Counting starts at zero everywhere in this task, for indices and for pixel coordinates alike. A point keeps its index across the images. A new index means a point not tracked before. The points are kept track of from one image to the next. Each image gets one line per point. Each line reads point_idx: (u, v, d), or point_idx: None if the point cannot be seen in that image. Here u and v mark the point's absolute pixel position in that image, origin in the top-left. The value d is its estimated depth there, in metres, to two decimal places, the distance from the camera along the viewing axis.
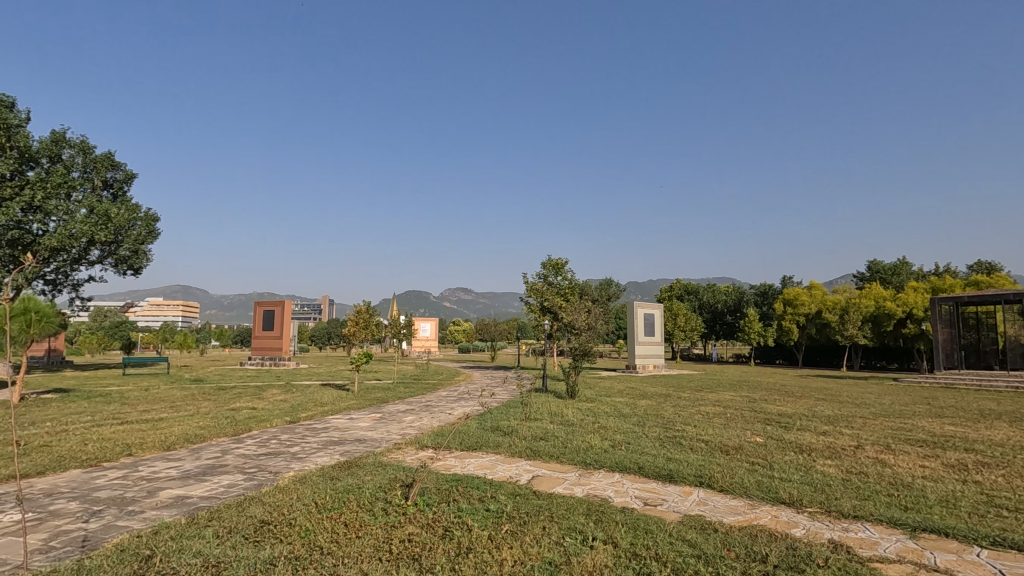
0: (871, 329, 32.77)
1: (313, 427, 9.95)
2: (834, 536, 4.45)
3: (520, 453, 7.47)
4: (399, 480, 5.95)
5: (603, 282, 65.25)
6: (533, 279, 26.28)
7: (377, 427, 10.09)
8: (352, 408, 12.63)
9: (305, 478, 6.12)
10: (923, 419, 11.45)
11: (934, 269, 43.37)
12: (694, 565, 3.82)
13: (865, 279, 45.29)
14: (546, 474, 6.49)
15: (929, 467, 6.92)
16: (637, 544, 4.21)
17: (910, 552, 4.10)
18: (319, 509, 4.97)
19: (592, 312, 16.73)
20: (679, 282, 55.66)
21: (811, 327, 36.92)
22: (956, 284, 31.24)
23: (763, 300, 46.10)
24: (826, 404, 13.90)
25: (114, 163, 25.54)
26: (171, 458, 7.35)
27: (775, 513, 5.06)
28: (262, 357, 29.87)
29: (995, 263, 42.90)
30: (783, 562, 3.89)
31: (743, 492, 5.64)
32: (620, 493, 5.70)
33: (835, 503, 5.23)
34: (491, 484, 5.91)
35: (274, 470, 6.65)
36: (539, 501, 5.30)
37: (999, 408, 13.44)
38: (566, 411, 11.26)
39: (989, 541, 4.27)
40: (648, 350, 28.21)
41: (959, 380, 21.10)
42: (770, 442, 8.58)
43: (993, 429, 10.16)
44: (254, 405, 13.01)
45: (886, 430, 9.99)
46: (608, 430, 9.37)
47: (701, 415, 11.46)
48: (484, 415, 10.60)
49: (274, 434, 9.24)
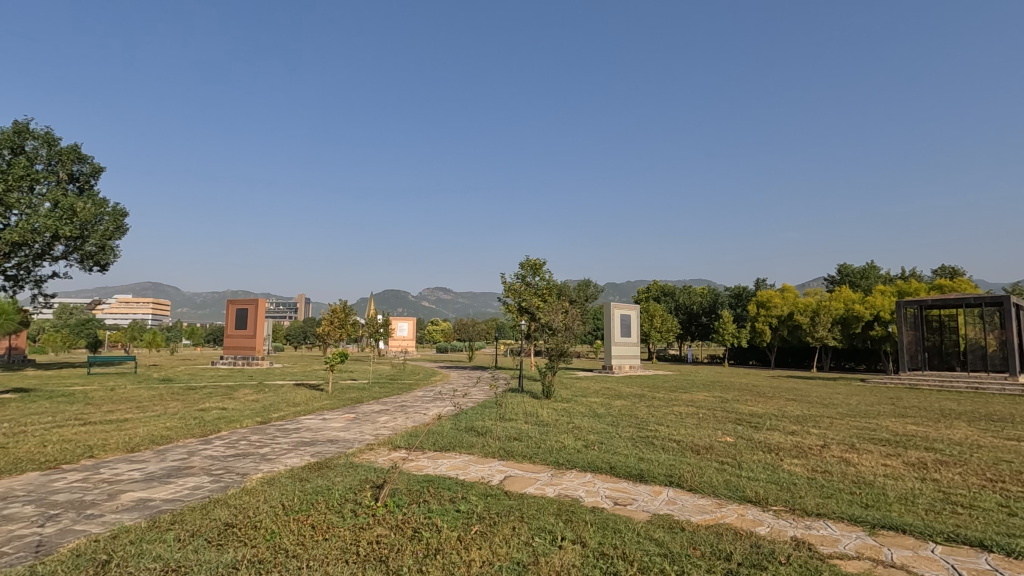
0: (841, 331, 33.59)
1: (285, 428, 9.80)
2: (797, 533, 4.54)
3: (493, 453, 7.47)
4: (369, 481, 5.89)
5: (582, 283, 65.73)
6: (511, 279, 26.29)
7: (350, 427, 9.98)
8: (325, 408, 12.49)
9: (274, 480, 6.02)
10: (888, 419, 11.78)
11: (900, 273, 44.61)
12: (661, 564, 3.87)
13: (836, 282, 46.39)
14: (519, 474, 6.51)
15: (891, 466, 7.11)
16: (606, 544, 4.24)
17: (868, 549, 4.21)
18: (285, 512, 4.89)
19: (569, 312, 16.78)
20: (656, 283, 56.33)
21: (783, 329, 37.69)
22: (922, 287, 32.20)
23: (737, 301, 46.87)
24: (795, 404, 14.18)
25: (81, 155, 24.77)
26: (135, 460, 7.17)
27: (742, 511, 5.16)
28: (235, 356, 29.28)
29: (957, 267, 44.33)
30: (747, 560, 3.95)
31: (711, 492, 5.72)
32: (591, 493, 5.74)
33: (798, 501, 5.35)
34: (463, 484, 5.89)
35: (242, 472, 6.53)
36: (510, 501, 5.31)
37: (959, 408, 13.92)
38: (541, 411, 11.30)
39: (944, 537, 4.42)
40: (625, 351, 28.47)
41: (923, 381, 21.80)
42: (740, 442, 8.72)
43: (952, 428, 10.51)
44: (225, 405, 12.75)
45: (852, 430, 10.23)
46: (582, 430, 9.42)
47: (674, 416, 11.61)
48: (458, 416, 10.58)
49: (243, 435, 9.07)
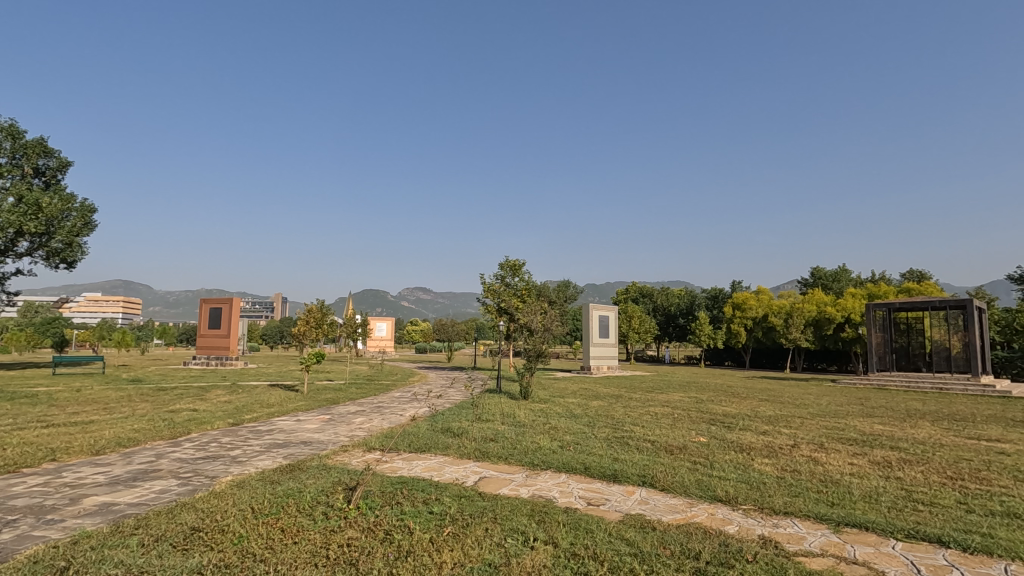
0: (813, 332, 34.34)
1: (258, 430, 9.63)
2: (764, 532, 4.64)
3: (468, 455, 7.45)
4: (341, 483, 5.82)
5: (561, 284, 66.11)
6: (490, 279, 26.31)
7: (324, 428, 9.86)
8: (299, 409, 12.33)
9: (244, 482, 5.91)
10: (857, 419, 12.07)
11: (871, 276, 45.75)
12: (631, 564, 3.90)
13: (809, 285, 47.39)
14: (493, 475, 6.51)
15: (857, 464, 7.30)
16: (577, 544, 4.27)
17: (832, 546, 4.31)
18: (255, 515, 4.81)
19: (547, 313, 16.81)
20: (635, 285, 56.87)
21: (758, 330, 38.36)
22: (890, 291, 33.06)
23: (714, 303, 47.56)
24: (767, 405, 14.46)
25: (47, 149, 24.04)
26: (100, 463, 6.98)
27: (712, 510, 5.23)
28: (208, 357, 28.69)
29: (924, 271, 45.68)
30: (715, 558, 4.02)
31: (683, 491, 5.79)
32: (565, 494, 5.75)
33: (767, 500, 5.45)
34: (436, 486, 5.84)
35: (211, 475, 6.39)
36: (484, 502, 5.30)
37: (924, 408, 14.35)
38: (519, 411, 11.35)
39: (905, 534, 4.55)
40: (603, 351, 28.69)
41: (891, 381, 22.42)
42: (712, 442, 8.85)
43: (917, 428, 10.81)
44: (196, 406, 12.51)
45: (821, 429, 10.45)
46: (558, 430, 9.49)
47: (649, 416, 11.79)
48: (435, 417, 10.56)
49: (214, 437, 8.89)
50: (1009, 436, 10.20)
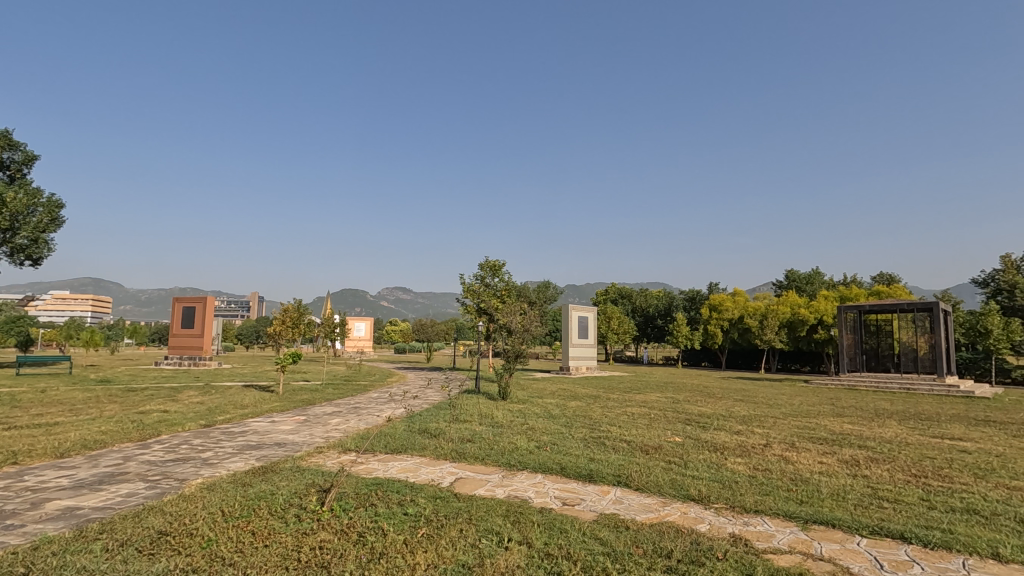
0: (787, 334, 35.02)
1: (230, 431, 9.46)
2: (735, 530, 4.71)
3: (444, 456, 7.41)
4: (314, 485, 5.75)
5: (541, 285, 66.33)
6: (470, 279, 26.25)
7: (299, 430, 9.71)
8: (274, 410, 12.15)
9: (214, 485, 5.80)
10: (829, 419, 12.36)
11: (843, 278, 46.84)
12: (604, 563, 3.94)
13: (783, 287, 48.36)
14: (470, 476, 6.51)
15: (826, 462, 7.50)
16: (551, 544, 4.29)
17: (800, 543, 4.41)
18: (224, 518, 4.73)
19: (527, 314, 16.83)
20: (614, 286, 57.34)
21: (734, 331, 39.00)
22: (862, 293, 33.89)
23: (691, 304, 48.17)
24: (742, 405, 14.69)
25: (12, 142, 23.29)
26: (65, 466, 6.77)
27: (684, 509, 5.31)
28: (180, 356, 28.06)
29: (894, 274, 46.94)
30: (686, 556, 4.08)
31: (657, 490, 5.87)
32: (540, 494, 5.77)
33: (738, 498, 5.55)
34: (412, 487, 5.81)
35: (181, 477, 6.26)
36: (459, 504, 5.29)
37: (891, 408, 14.74)
38: (497, 412, 11.36)
39: (869, 531, 4.67)
40: (582, 352, 28.86)
41: (861, 381, 22.99)
42: (687, 441, 8.96)
43: (885, 428, 11.09)
44: (167, 407, 12.24)
45: (793, 429, 10.67)
46: (536, 431, 9.53)
47: (626, 416, 11.92)
48: (412, 417, 10.51)
49: (185, 438, 8.71)
50: (972, 434, 10.53)
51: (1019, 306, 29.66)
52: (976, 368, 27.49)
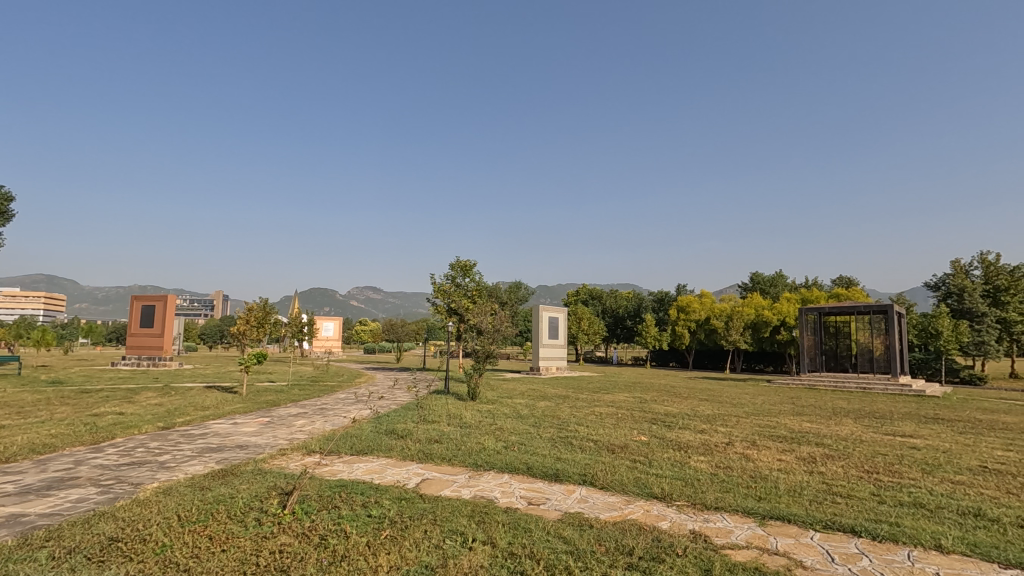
0: (751, 335, 35.88)
1: (189, 434, 9.18)
2: (694, 527, 4.82)
3: (411, 456, 7.36)
4: (276, 488, 5.64)
5: (513, 286, 66.38)
6: (441, 279, 26.09)
7: (262, 431, 9.50)
8: (237, 412, 11.83)
9: (170, 489, 5.63)
10: (788, 417, 12.72)
11: (804, 281, 48.36)
12: (566, 562, 3.96)
13: (748, 289, 49.59)
14: (436, 476, 6.49)
15: (785, 460, 7.73)
16: (515, 544, 4.31)
17: (756, 538, 4.54)
18: (180, 523, 4.60)
19: (497, 314, 16.83)
20: (585, 287, 57.86)
21: (701, 332, 39.78)
22: (822, 295, 35.01)
23: (660, 305, 48.95)
24: (707, 405, 14.99)
25: None
26: (10, 472, 6.48)
27: (648, 507, 5.39)
28: (139, 357, 27.08)
29: (853, 277, 48.67)
30: (647, 553, 4.14)
31: (621, 489, 5.96)
32: (506, 494, 5.79)
33: (700, 496, 5.67)
34: (376, 489, 5.74)
35: (136, 482, 6.06)
36: (424, 505, 5.26)
37: (847, 406, 15.26)
38: (466, 413, 11.32)
39: (822, 525, 4.83)
40: (552, 352, 29.00)
41: (820, 381, 23.71)
42: (652, 441, 9.10)
43: (841, 425, 11.49)
44: (123, 409, 11.80)
45: (755, 428, 10.94)
46: (504, 431, 9.54)
47: (594, 416, 12.05)
48: (379, 418, 10.37)
49: (141, 442, 8.42)
50: (921, 432, 10.98)
51: (967, 309, 31.06)
52: (928, 368, 28.68)
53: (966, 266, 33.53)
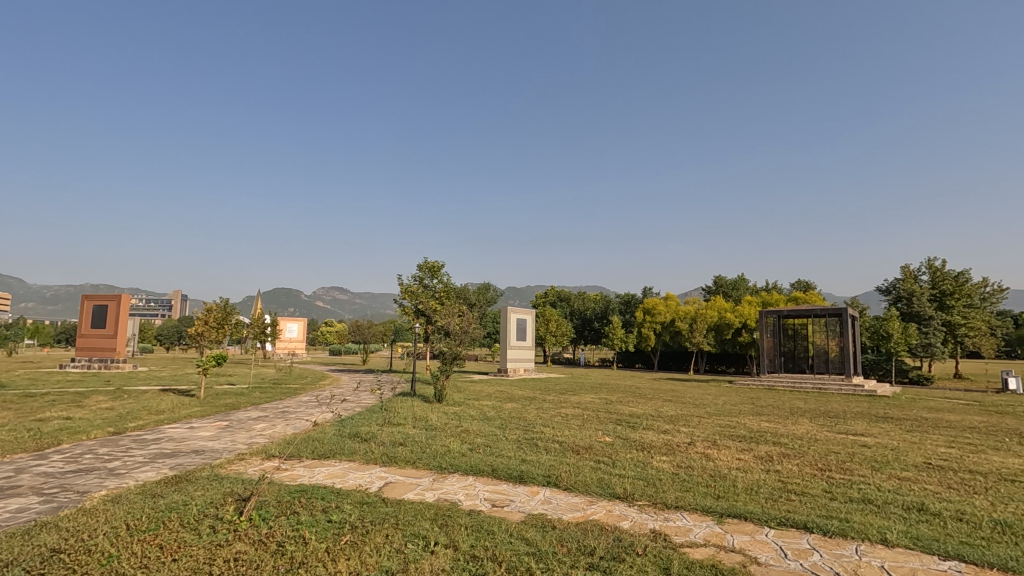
0: (714, 336, 36.69)
1: (142, 439, 8.84)
2: (655, 526, 4.90)
3: (374, 460, 7.27)
4: (232, 494, 5.47)
5: (482, 288, 66.34)
6: (409, 280, 25.79)
7: (220, 436, 9.21)
8: (194, 416, 11.45)
9: (119, 497, 5.40)
10: (748, 417, 13.06)
11: (765, 285, 49.89)
12: (528, 563, 3.99)
13: (712, 292, 50.83)
14: (400, 480, 6.41)
15: (743, 459, 7.95)
16: (477, 546, 4.30)
17: (714, 536, 4.64)
18: (129, 532, 4.42)
19: (466, 316, 16.71)
20: (553, 289, 58.26)
21: (666, 334, 40.49)
22: (781, 299, 36.09)
23: (627, 308, 49.76)
24: (671, 405, 15.26)
25: None
26: None
27: (609, 507, 5.46)
28: (89, 358, 25.89)
29: (810, 281, 50.45)
30: (608, 553, 4.19)
31: (584, 489, 6.01)
32: (470, 496, 5.78)
33: (661, 495, 5.77)
34: (337, 493, 5.64)
35: (82, 489, 5.80)
36: (386, 509, 5.19)
37: (804, 406, 15.76)
38: (431, 415, 11.21)
39: (777, 522, 4.98)
40: (519, 355, 29.03)
41: (779, 381, 24.46)
42: (616, 441, 9.24)
43: (797, 425, 11.86)
44: (70, 414, 11.26)
45: (716, 428, 11.19)
46: (469, 433, 9.49)
47: (560, 417, 12.11)
48: (343, 421, 10.19)
49: (90, 447, 8.07)
50: (872, 431, 11.43)
51: (915, 312, 32.46)
52: (879, 369, 29.90)
53: (914, 271, 35.05)
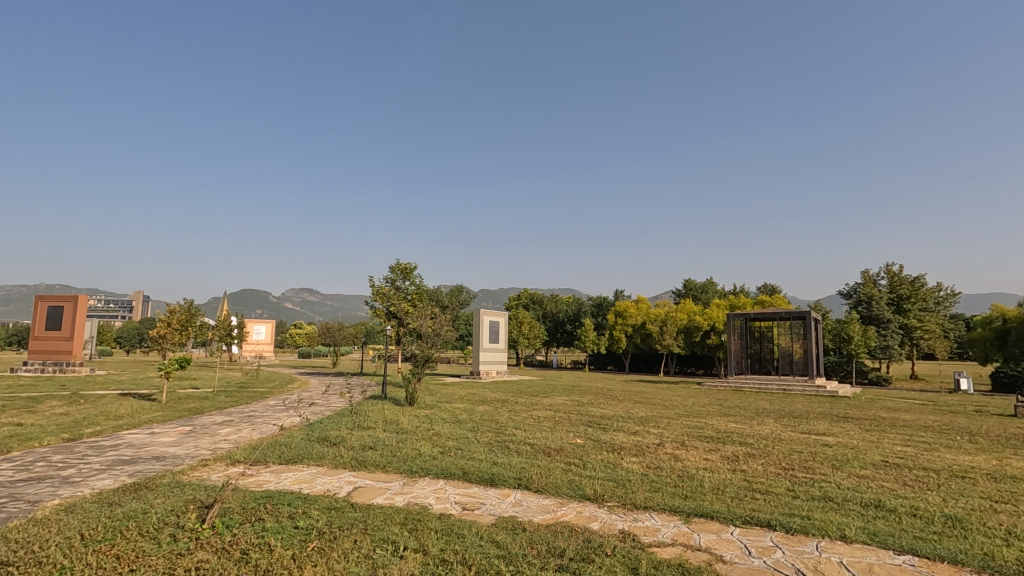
0: (684, 339, 37.33)
1: (99, 446, 8.52)
2: (624, 526, 4.96)
3: (343, 464, 7.17)
4: (194, 502, 5.31)
5: (454, 290, 66.09)
6: (380, 282, 25.50)
7: (182, 441, 8.94)
8: (155, 421, 11.07)
9: (74, 506, 5.19)
10: (716, 418, 13.32)
11: (733, 289, 51.07)
12: (498, 566, 3.98)
13: (682, 295, 51.79)
14: (369, 484, 6.34)
15: (710, 459, 8.12)
16: (447, 550, 4.27)
17: (681, 536, 4.72)
18: (84, 542, 4.25)
19: (438, 318, 16.59)
20: (527, 291, 58.45)
21: (637, 336, 41.02)
22: (748, 302, 36.95)
23: (599, 310, 50.28)
24: (641, 407, 15.46)
25: None
26: None
27: (580, 509, 5.50)
28: (43, 362, 24.76)
29: (776, 285, 51.83)
30: (577, 554, 4.22)
31: (555, 491, 6.03)
32: (441, 500, 5.75)
33: (630, 496, 5.84)
34: (305, 499, 5.53)
35: (33, 499, 5.55)
36: (355, 514, 5.12)
37: (769, 407, 16.17)
38: (402, 418, 11.10)
39: (742, 520, 5.10)
40: (492, 357, 29.00)
41: (745, 382, 25.03)
42: (587, 443, 9.32)
43: (762, 425, 12.16)
44: (21, 420, 10.76)
45: (684, 429, 11.38)
46: (441, 436, 9.44)
47: (532, 420, 12.15)
48: (312, 425, 10.01)
49: (43, 455, 7.73)
50: (833, 430, 11.81)
51: (874, 315, 33.63)
52: (840, 371, 30.91)
53: (874, 275, 36.31)
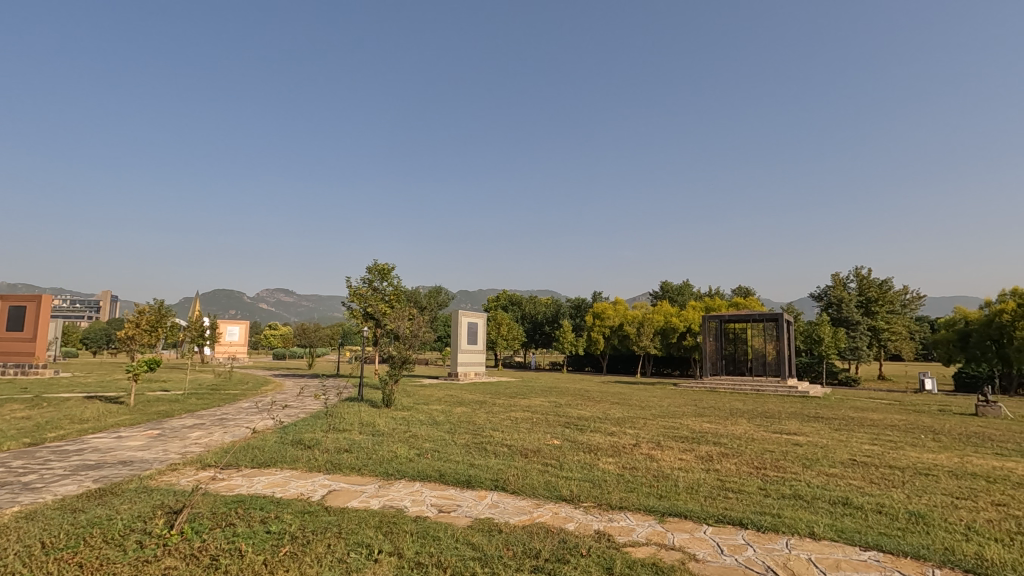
0: (661, 340, 37.78)
1: (62, 450, 8.24)
2: (599, 526, 4.99)
3: (318, 467, 7.06)
4: (162, 507, 5.18)
5: (433, 291, 65.86)
6: (358, 283, 25.22)
7: (150, 445, 8.70)
8: (122, 425, 10.76)
9: (34, 513, 5.01)
10: (691, 419, 13.49)
11: (708, 291, 51.89)
12: (473, 568, 3.98)
13: (659, 297, 52.45)
14: (344, 487, 6.26)
15: (685, 459, 8.23)
16: (422, 553, 4.25)
17: (655, 535, 4.77)
18: (44, 551, 4.11)
19: (415, 319, 16.45)
20: (505, 292, 58.53)
21: (615, 338, 41.39)
22: (723, 304, 37.55)
23: (578, 311, 50.62)
24: (618, 408, 15.59)
25: None
26: None
27: (556, 509, 5.53)
28: (3, 364, 23.84)
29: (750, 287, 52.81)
30: (553, 555, 4.23)
31: (531, 493, 6.05)
32: (416, 502, 5.71)
33: (606, 496, 5.88)
34: (278, 503, 5.44)
35: None
36: (329, 518, 5.05)
37: (743, 407, 16.46)
38: (379, 420, 10.99)
39: (714, 519, 5.18)
40: (470, 358, 28.92)
41: (720, 383, 25.44)
42: (565, 444, 9.36)
43: (736, 425, 12.37)
44: None
45: (660, 429, 11.51)
46: (418, 438, 9.37)
47: (510, 421, 12.16)
48: (285, 428, 9.84)
49: (2, 460, 7.45)
50: (804, 429, 12.07)
51: (844, 317, 34.48)
52: (811, 371, 31.60)
53: (844, 278, 37.22)
